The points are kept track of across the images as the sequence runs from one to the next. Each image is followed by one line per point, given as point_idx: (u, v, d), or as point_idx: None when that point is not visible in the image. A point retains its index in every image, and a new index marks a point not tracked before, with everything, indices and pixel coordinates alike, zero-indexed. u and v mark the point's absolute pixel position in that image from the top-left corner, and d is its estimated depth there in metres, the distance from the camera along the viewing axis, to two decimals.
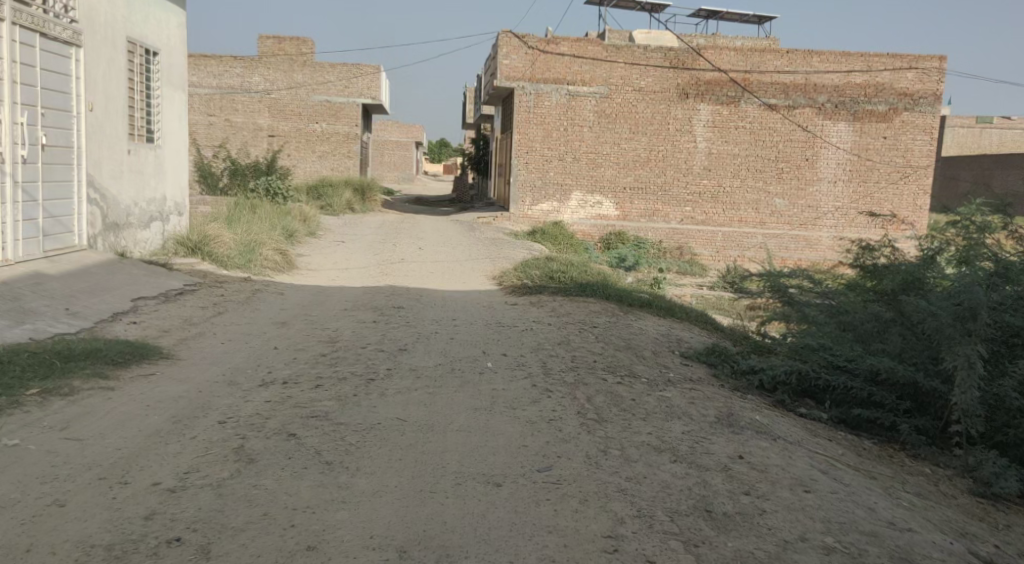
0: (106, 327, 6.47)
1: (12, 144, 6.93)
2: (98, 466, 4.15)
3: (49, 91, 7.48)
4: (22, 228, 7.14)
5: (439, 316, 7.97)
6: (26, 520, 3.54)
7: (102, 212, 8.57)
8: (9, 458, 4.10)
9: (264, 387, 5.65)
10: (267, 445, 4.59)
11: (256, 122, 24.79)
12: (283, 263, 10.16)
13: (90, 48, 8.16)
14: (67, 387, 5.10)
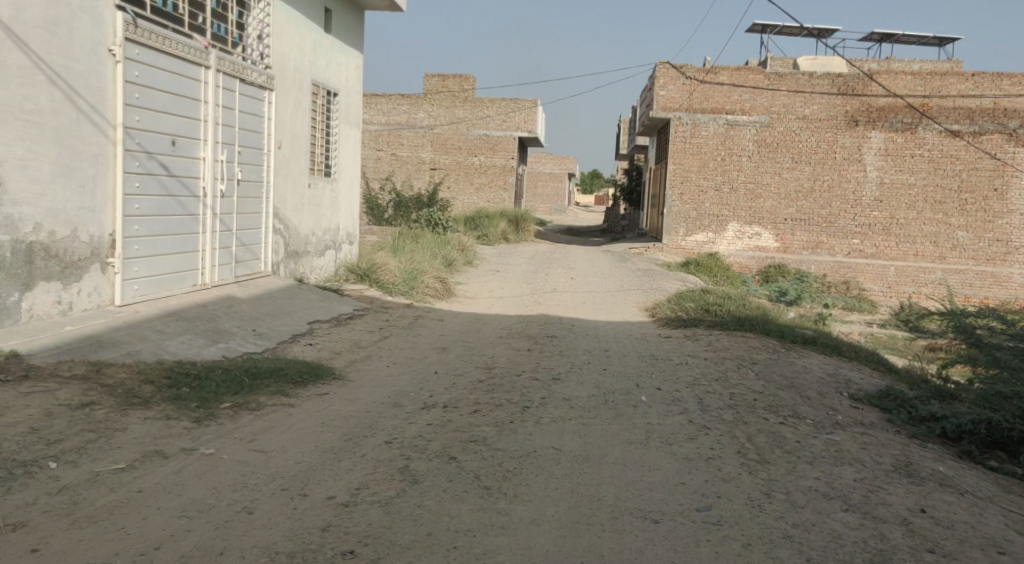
0: (286, 348, 6.99)
1: (213, 180, 7.69)
2: (281, 477, 4.48)
3: (245, 131, 8.25)
4: (218, 256, 7.89)
5: (592, 347, 7.98)
6: (219, 524, 3.88)
7: (285, 241, 9.32)
8: (205, 465, 4.51)
9: (425, 410, 5.89)
10: (428, 467, 4.78)
11: (420, 156, 26.07)
12: (442, 291, 10.48)
13: (280, 91, 8.93)
14: (254, 402, 5.56)
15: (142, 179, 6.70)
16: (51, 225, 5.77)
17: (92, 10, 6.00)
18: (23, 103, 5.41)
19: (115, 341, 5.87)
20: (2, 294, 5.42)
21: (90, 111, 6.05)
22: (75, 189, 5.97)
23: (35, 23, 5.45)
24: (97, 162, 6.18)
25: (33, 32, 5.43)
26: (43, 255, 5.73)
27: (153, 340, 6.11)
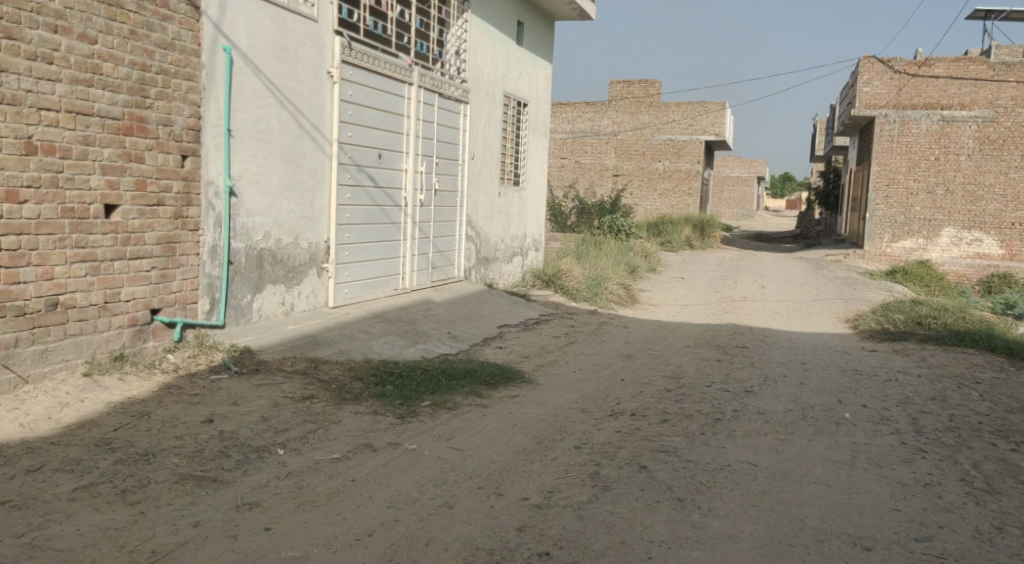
0: (478, 350, 7.26)
1: (414, 191, 8.15)
2: (477, 476, 4.63)
3: (442, 143, 8.66)
4: (417, 262, 8.36)
5: (787, 359, 7.60)
6: (423, 516, 4.06)
7: (476, 248, 9.70)
8: (409, 460, 4.76)
9: (613, 417, 5.87)
10: (619, 475, 4.75)
11: (603, 163, 26.19)
12: (626, 297, 10.41)
13: (474, 103, 9.30)
14: (451, 402, 5.80)
15: (353, 190, 7.23)
16: (278, 234, 6.38)
17: (314, 37, 6.57)
18: (257, 123, 6.02)
19: (329, 341, 6.38)
20: (238, 295, 6.07)
21: (311, 128, 6.63)
22: (297, 201, 6.55)
23: (267, 50, 6.05)
24: (315, 176, 6.75)
25: (265, 58, 6.03)
26: (271, 260, 6.35)
27: (361, 340, 6.57)
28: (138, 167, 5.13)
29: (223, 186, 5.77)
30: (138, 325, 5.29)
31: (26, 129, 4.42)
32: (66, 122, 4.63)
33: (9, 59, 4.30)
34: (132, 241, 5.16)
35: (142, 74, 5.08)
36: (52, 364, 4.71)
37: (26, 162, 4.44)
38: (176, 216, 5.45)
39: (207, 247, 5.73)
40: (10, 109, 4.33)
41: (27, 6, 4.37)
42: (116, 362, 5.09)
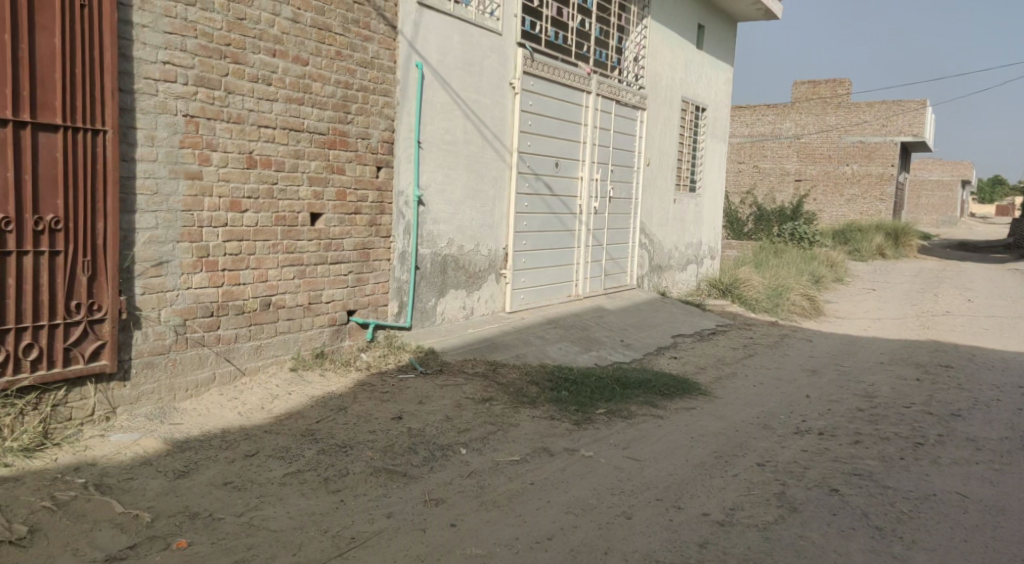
0: (652, 360, 7.14)
1: (589, 198, 8.18)
2: (655, 487, 4.52)
3: (618, 150, 8.64)
4: (590, 269, 8.38)
5: (1001, 382, 6.86)
6: (602, 524, 4.01)
7: (650, 255, 9.59)
8: (587, 466, 4.73)
9: (799, 435, 5.56)
10: (808, 497, 4.49)
11: (784, 167, 25.08)
12: (810, 309, 9.85)
13: (651, 109, 9.20)
14: (627, 411, 5.74)
15: (530, 198, 7.38)
16: (460, 240, 6.63)
17: (499, 50, 6.79)
18: (444, 134, 6.31)
19: (507, 345, 6.54)
20: (424, 299, 6.37)
21: (493, 139, 6.84)
22: (479, 209, 6.78)
23: (455, 65, 6.33)
24: (496, 185, 6.95)
25: (453, 73, 6.31)
26: (454, 266, 6.60)
27: (536, 345, 6.68)
28: (339, 178, 5.51)
29: (412, 195, 6.09)
30: (336, 324, 5.69)
31: (248, 145, 4.88)
32: (281, 138, 5.07)
33: (236, 81, 4.76)
34: (332, 247, 5.56)
35: (345, 92, 5.46)
36: (264, 359, 5.18)
37: (248, 175, 4.90)
38: (371, 224, 5.81)
39: (397, 253, 6.06)
40: (236, 127, 4.79)
41: (251, 33, 4.82)
42: (317, 358, 5.51)
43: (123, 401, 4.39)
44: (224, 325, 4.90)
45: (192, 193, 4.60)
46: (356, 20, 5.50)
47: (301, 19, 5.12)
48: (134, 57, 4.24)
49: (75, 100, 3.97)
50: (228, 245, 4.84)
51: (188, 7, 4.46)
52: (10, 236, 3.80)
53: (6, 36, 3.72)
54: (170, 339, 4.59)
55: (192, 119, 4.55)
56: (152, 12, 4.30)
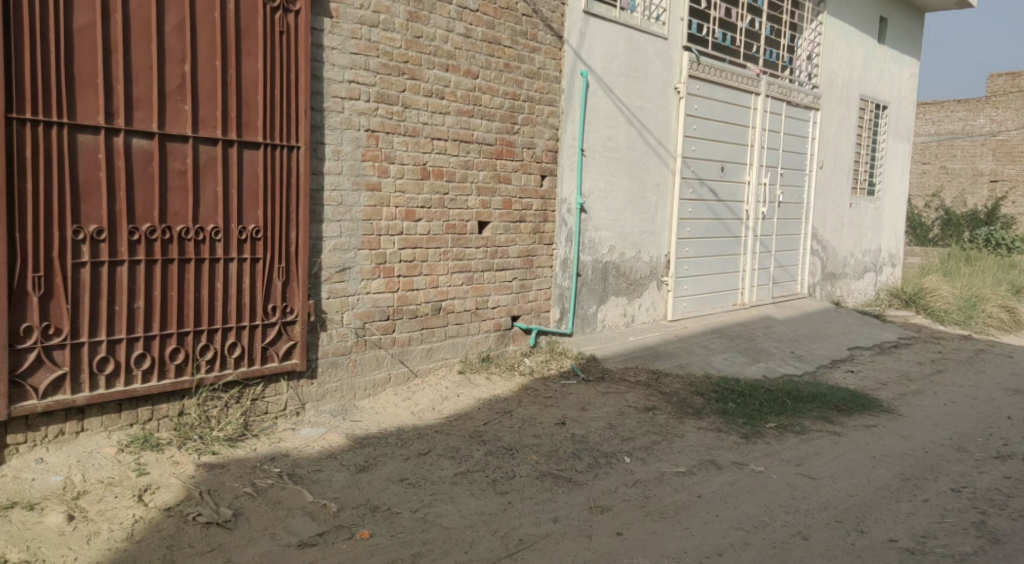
0: (826, 373, 6.76)
1: (757, 203, 7.89)
2: (833, 508, 4.26)
3: (789, 153, 8.27)
4: (757, 277, 8.08)
5: None
6: (776, 543, 3.83)
7: (822, 262, 9.11)
8: (757, 481, 4.55)
9: (1000, 460, 5.05)
10: (1013, 529, 4.06)
11: (977, 167, 22.99)
12: (1010, 322, 8.95)
13: (826, 109, 8.74)
14: (800, 426, 5.45)
15: (695, 205, 7.23)
16: (622, 247, 6.60)
17: (664, 55, 6.72)
18: (608, 142, 6.32)
19: (669, 353, 6.44)
20: (585, 306, 6.39)
21: (656, 145, 6.77)
22: (641, 216, 6.72)
23: (619, 72, 6.35)
24: (659, 191, 6.86)
25: (616, 80, 6.32)
26: (615, 273, 6.58)
27: (701, 355, 6.52)
28: (505, 188, 5.65)
29: (575, 203, 6.14)
30: (501, 329, 5.83)
31: (422, 157, 5.11)
32: (452, 149, 5.27)
33: (413, 96, 5.01)
34: (499, 254, 5.70)
35: (512, 102, 5.61)
36: (435, 361, 5.41)
37: (421, 186, 5.13)
38: (535, 231, 5.91)
39: (560, 260, 6.12)
40: (412, 140, 5.03)
41: (427, 50, 5.05)
42: (483, 361, 5.67)
43: (310, 397, 4.74)
44: (399, 328, 5.15)
45: (372, 204, 4.88)
46: (525, 31, 5.63)
47: (473, 33, 5.31)
48: (324, 77, 4.57)
49: (273, 120, 4.34)
50: (403, 252, 5.09)
51: (371, 29, 4.75)
52: (219, 244, 4.18)
53: (218, 62, 4.10)
54: (351, 340, 4.90)
55: (373, 134, 4.83)
56: (340, 35, 4.61)
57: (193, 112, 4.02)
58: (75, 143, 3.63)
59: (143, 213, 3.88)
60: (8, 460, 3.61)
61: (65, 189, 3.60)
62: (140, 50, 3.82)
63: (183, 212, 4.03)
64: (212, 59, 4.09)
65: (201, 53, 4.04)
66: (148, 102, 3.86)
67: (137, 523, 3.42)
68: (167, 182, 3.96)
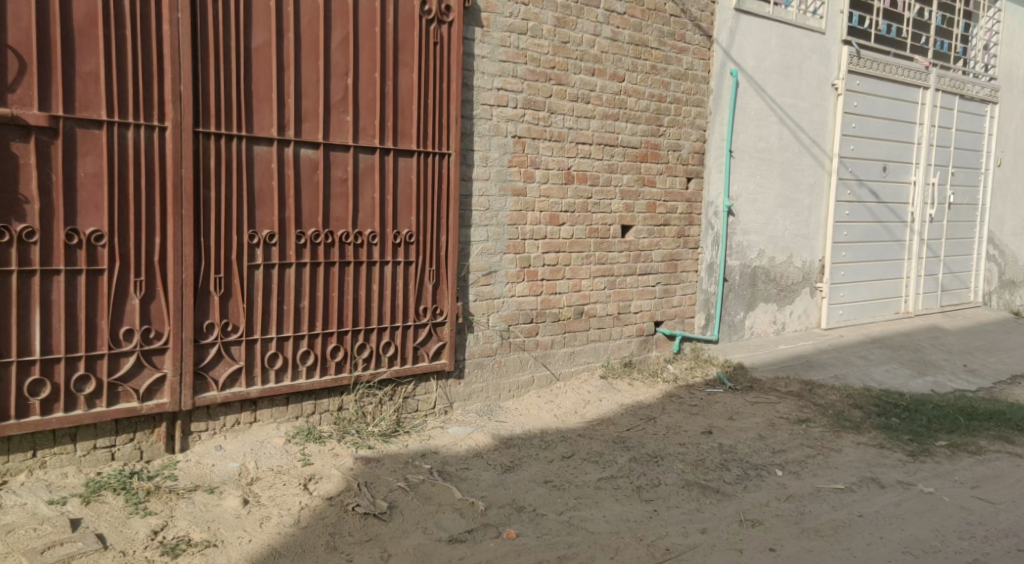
0: (1005, 389, 6.19)
1: (924, 205, 7.36)
2: (1016, 536, 3.90)
3: (962, 150, 7.67)
4: (923, 284, 7.54)
5: None
6: None
7: (999, 269, 8.37)
8: (926, 503, 4.24)
9: None
10: None
11: None
12: None
13: (1005, 102, 8.05)
14: (975, 445, 5.03)
15: (852, 207, 6.84)
16: (772, 252, 6.36)
17: (820, 50, 6.42)
18: (758, 142, 6.11)
19: (822, 363, 6.13)
20: (733, 312, 6.20)
21: (810, 145, 6.47)
22: (794, 219, 6.45)
23: (771, 69, 6.13)
24: (813, 193, 6.56)
25: (768, 78, 6.10)
26: (765, 279, 6.35)
27: (858, 366, 6.16)
28: (650, 191, 5.58)
29: (722, 206, 5.97)
30: (643, 334, 5.76)
31: (567, 161, 5.14)
32: (597, 153, 5.27)
33: (559, 101, 5.05)
34: (642, 258, 5.63)
35: (659, 105, 5.53)
36: (577, 365, 5.42)
37: (566, 190, 5.16)
38: (680, 235, 5.80)
39: (706, 265, 5.98)
40: (557, 145, 5.07)
41: (574, 55, 5.08)
42: (625, 367, 5.63)
43: (458, 397, 4.89)
44: (542, 331, 5.20)
45: (518, 208, 4.96)
46: (672, 32, 5.54)
47: (620, 36, 5.29)
48: (474, 86, 4.69)
49: (427, 129, 4.51)
50: (547, 256, 5.14)
51: (520, 36, 4.83)
52: (376, 248, 4.39)
53: (377, 74, 4.30)
54: (496, 342, 4.99)
55: (520, 139, 4.91)
56: (490, 43, 4.72)
57: (354, 123, 4.24)
58: (253, 153, 3.93)
59: (310, 218, 4.14)
60: (192, 445, 3.94)
61: (243, 197, 3.90)
62: (309, 66, 4.07)
63: (343, 217, 4.26)
64: (372, 72, 4.30)
65: (362, 67, 4.26)
66: (315, 114, 4.11)
67: (303, 510, 3.64)
68: (330, 190, 4.20)
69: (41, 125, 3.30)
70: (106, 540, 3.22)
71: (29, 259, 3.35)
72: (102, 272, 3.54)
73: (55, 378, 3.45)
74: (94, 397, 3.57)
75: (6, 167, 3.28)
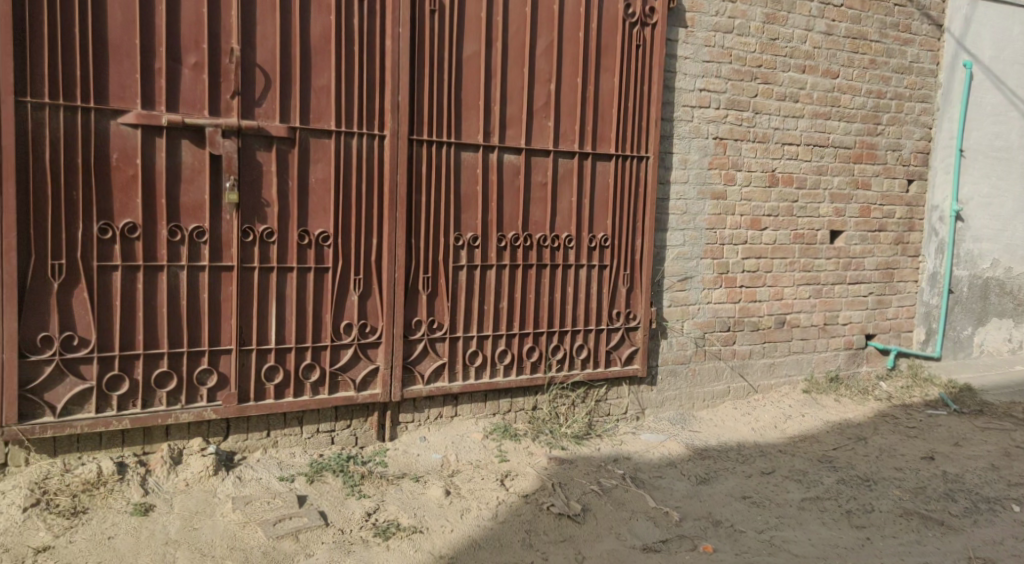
0: None
1: None
2: None
3: None
4: None
5: None
6: None
7: None
8: None
9: None
10: None
11: None
12: None
13: None
14: None
15: None
16: (1008, 262, 5.74)
17: None
18: (994, 140, 5.53)
19: None
20: (958, 327, 5.66)
21: None
22: None
23: (1012, 59, 5.52)
24: None
25: (1009, 69, 5.51)
26: (998, 291, 5.76)
27: None
28: (864, 194, 5.22)
29: (951, 211, 5.42)
30: (853, 348, 5.38)
31: (771, 163, 4.91)
32: (804, 154, 5.00)
33: (764, 101, 4.85)
34: (852, 266, 5.27)
35: (877, 101, 5.17)
36: (777, 378, 5.16)
37: (769, 193, 4.94)
38: (897, 241, 5.41)
39: (927, 274, 5.50)
40: (761, 146, 4.86)
41: (783, 52, 4.85)
42: (831, 382, 5.29)
43: (650, 403, 4.82)
44: (741, 340, 5.01)
45: (717, 212, 4.81)
46: (896, 23, 5.16)
47: (835, 30, 4.98)
48: (676, 87, 4.61)
49: (627, 133, 4.49)
50: (747, 262, 4.94)
51: (726, 35, 4.69)
52: (573, 251, 4.43)
53: (579, 79, 4.34)
54: (691, 349, 4.87)
55: (721, 141, 4.76)
56: (693, 44, 4.62)
57: (556, 127, 4.31)
58: (460, 159, 4.10)
59: (510, 221, 4.26)
60: (399, 435, 4.19)
61: (450, 201, 4.08)
62: (514, 73, 4.19)
63: (542, 221, 4.34)
64: (574, 77, 4.34)
65: (565, 71, 4.31)
66: (519, 120, 4.22)
67: (501, 505, 3.76)
68: (530, 194, 4.29)
69: (281, 135, 3.63)
70: (327, 517, 3.49)
71: (268, 258, 3.69)
72: (327, 270, 3.84)
73: (287, 365, 3.80)
74: (319, 385, 3.90)
75: (253, 174, 3.62)
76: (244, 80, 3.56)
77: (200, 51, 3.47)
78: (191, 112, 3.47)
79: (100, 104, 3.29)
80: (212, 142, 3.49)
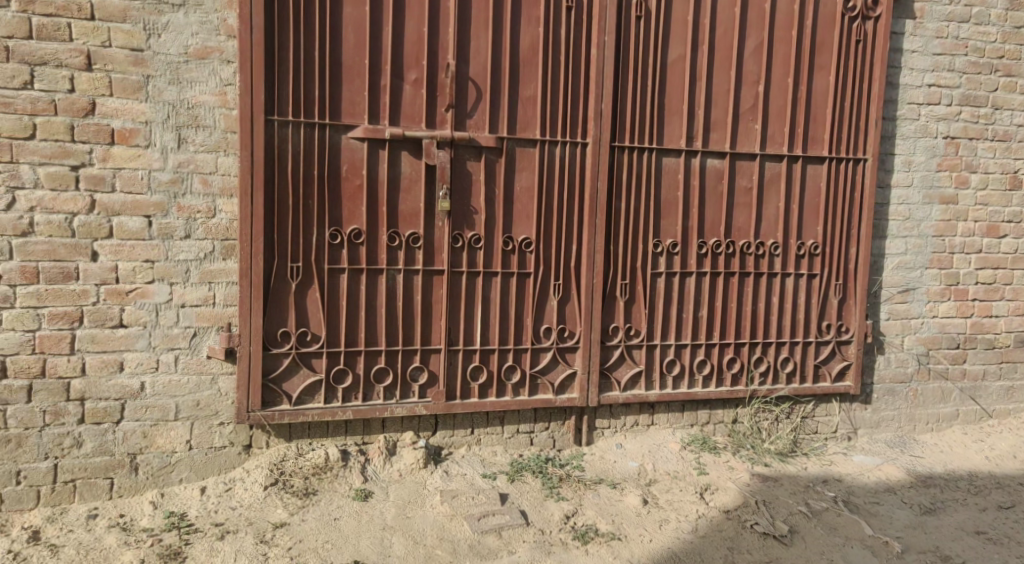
0: None
1: None
2: None
3: None
4: None
5: None
6: None
7: None
8: None
9: None
10: None
11: None
12: None
13: None
14: None
15: None
16: None
17: None
18: None
19: None
20: None
21: None
22: None
23: None
24: None
25: None
26: None
27: None
28: None
29: None
30: None
31: (1013, 163, 4.47)
32: None
33: (1006, 96, 4.41)
34: None
35: None
36: (1016, 403, 4.67)
37: (1010, 197, 4.49)
38: None
39: None
40: (1001, 145, 4.44)
41: None
42: None
43: (864, 423, 4.48)
44: (973, 360, 4.55)
45: (945, 217, 4.40)
46: None
47: None
48: (901, 84, 4.26)
49: (842, 134, 4.22)
50: (981, 273, 4.49)
51: (962, 25, 4.30)
52: (778, 259, 4.23)
53: (791, 78, 4.13)
54: (912, 367, 4.48)
55: (953, 140, 4.36)
56: (923, 36, 4.26)
57: (763, 130, 4.13)
58: (662, 165, 4.05)
59: (712, 228, 4.14)
60: (596, 440, 4.20)
61: (650, 207, 4.04)
62: (720, 75, 4.06)
63: (746, 227, 4.18)
64: (785, 76, 4.14)
65: (775, 71, 4.12)
66: (724, 124, 4.10)
67: (701, 518, 3.66)
68: (734, 199, 4.15)
69: (490, 145, 3.78)
70: (528, 517, 3.58)
71: (475, 263, 3.85)
72: (528, 275, 3.94)
73: (490, 366, 3.93)
74: (519, 386, 4.00)
75: (463, 183, 3.80)
76: (458, 94, 3.75)
77: (420, 68, 3.69)
78: (411, 125, 3.71)
79: (334, 120, 3.60)
80: (428, 153, 3.70)
